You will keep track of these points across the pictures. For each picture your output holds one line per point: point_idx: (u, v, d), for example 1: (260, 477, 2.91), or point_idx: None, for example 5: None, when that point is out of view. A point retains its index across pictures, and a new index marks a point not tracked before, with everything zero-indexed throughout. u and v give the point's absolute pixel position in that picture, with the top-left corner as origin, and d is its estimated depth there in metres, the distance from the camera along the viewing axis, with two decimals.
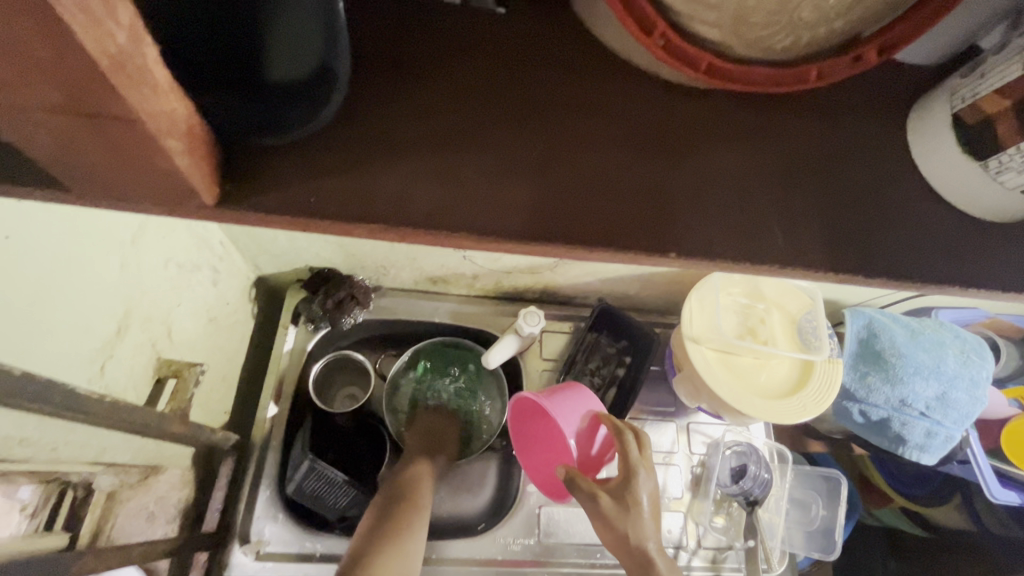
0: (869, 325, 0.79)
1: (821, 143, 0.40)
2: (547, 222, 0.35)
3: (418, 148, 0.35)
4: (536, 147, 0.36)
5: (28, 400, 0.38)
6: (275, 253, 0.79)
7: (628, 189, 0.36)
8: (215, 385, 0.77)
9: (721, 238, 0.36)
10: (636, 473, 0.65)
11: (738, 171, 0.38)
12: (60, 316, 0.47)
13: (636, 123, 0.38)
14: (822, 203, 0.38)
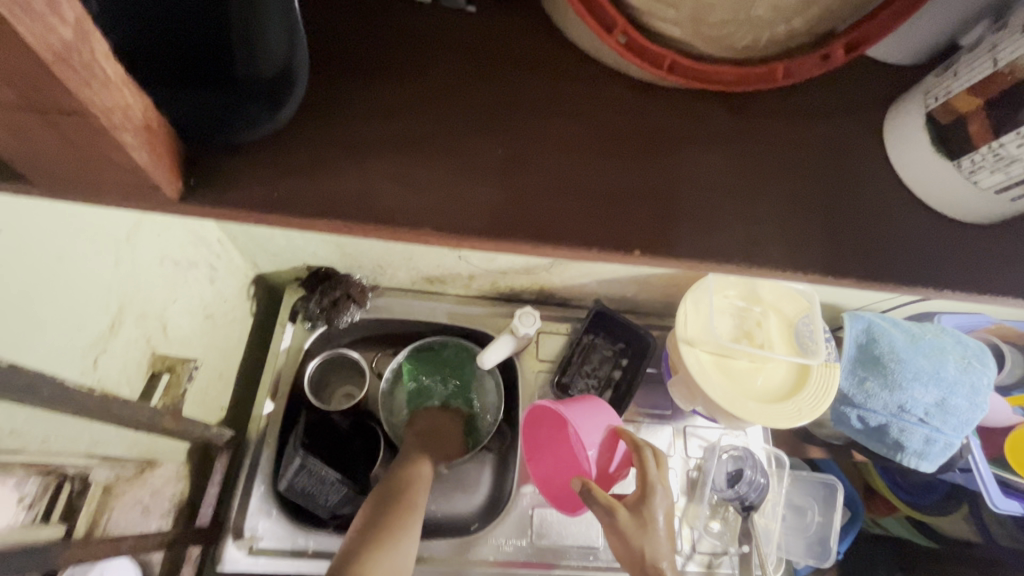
0: (869, 330, 0.78)
1: (761, 144, 0.44)
2: (491, 216, 0.39)
3: (373, 150, 0.40)
4: (480, 149, 0.41)
5: (19, 392, 0.39)
6: (272, 252, 0.80)
7: (564, 187, 0.40)
8: (211, 381, 0.77)
9: (651, 232, 0.40)
10: (654, 492, 0.66)
11: (669, 172, 0.42)
12: (51, 311, 0.48)
13: (573, 128, 0.43)
14: (753, 199, 0.42)
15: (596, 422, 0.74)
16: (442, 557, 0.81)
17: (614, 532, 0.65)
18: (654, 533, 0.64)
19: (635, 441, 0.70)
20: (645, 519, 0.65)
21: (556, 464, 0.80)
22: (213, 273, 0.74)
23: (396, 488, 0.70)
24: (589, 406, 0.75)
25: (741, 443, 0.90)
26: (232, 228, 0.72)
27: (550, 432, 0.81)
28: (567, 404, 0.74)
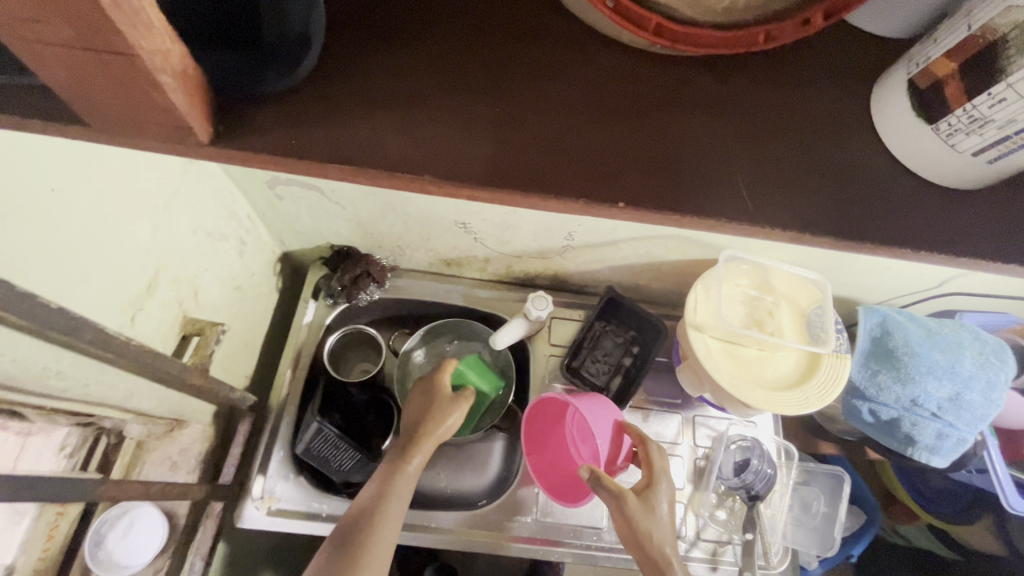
0: (883, 323, 0.78)
1: (744, 105, 0.46)
2: (493, 171, 0.42)
3: (385, 106, 0.43)
4: (488, 109, 0.44)
5: (68, 334, 0.44)
6: (298, 230, 0.84)
7: (566, 148, 0.43)
8: (238, 349, 0.82)
9: (645, 192, 0.42)
10: (660, 480, 0.69)
11: (669, 137, 0.44)
12: (95, 268, 0.52)
13: (580, 92, 0.45)
14: (733, 153, 0.44)
15: (604, 416, 0.76)
16: (448, 529, 0.84)
17: (622, 517, 0.66)
18: (659, 518, 0.66)
19: (642, 434, 0.73)
20: (651, 503, 0.66)
21: (557, 458, 0.81)
22: (242, 247, 0.78)
23: (375, 497, 0.67)
24: (597, 400, 0.78)
25: (750, 433, 0.90)
26: (261, 204, 0.76)
27: (552, 427, 0.82)
28: (578, 395, 0.77)
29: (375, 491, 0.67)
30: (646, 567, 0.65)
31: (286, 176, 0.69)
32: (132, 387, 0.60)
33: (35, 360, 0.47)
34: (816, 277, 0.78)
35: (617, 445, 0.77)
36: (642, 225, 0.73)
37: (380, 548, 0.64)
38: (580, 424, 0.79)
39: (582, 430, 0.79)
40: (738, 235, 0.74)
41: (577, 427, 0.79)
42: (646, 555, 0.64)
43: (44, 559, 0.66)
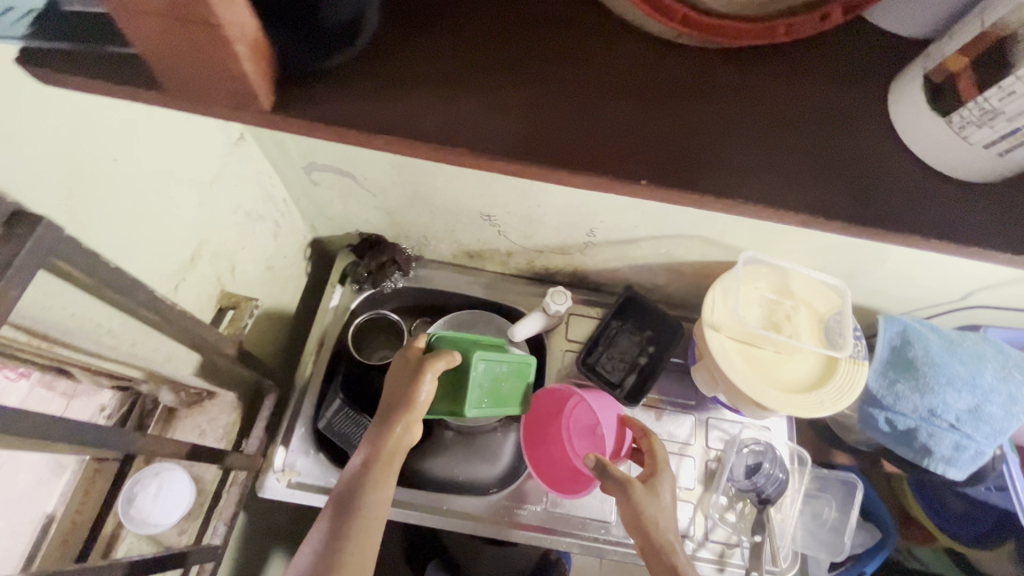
0: (904, 332, 0.77)
1: (810, 94, 0.40)
2: (537, 145, 0.37)
3: (429, 79, 0.38)
4: (543, 84, 0.38)
5: (123, 292, 0.48)
6: (330, 216, 0.88)
7: (631, 132, 0.37)
8: (267, 327, 0.86)
9: (722, 176, 0.37)
10: (663, 470, 0.71)
11: (741, 119, 0.39)
12: (146, 236, 0.56)
13: (651, 72, 0.39)
14: (801, 146, 0.38)
15: (608, 409, 0.83)
16: (461, 512, 0.87)
17: (627, 504, 0.67)
18: (663, 505, 0.68)
19: (644, 426, 0.77)
20: (656, 490, 0.68)
21: (557, 456, 0.84)
22: (276, 230, 0.82)
23: (343, 518, 0.61)
24: (596, 398, 0.83)
25: (764, 438, 0.90)
26: (296, 189, 0.80)
27: (551, 428, 0.86)
28: (580, 392, 0.82)
29: (343, 509, 0.61)
30: (649, 553, 0.65)
31: (322, 162, 0.72)
32: (171, 352, 0.64)
33: (91, 316, 0.51)
34: (835, 283, 0.78)
35: (618, 439, 0.81)
36: (663, 224, 0.75)
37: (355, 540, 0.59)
38: (580, 421, 0.83)
39: (583, 427, 0.83)
40: (758, 237, 0.75)
41: (578, 424, 0.83)
42: (650, 538, 0.65)
43: (83, 511, 0.71)
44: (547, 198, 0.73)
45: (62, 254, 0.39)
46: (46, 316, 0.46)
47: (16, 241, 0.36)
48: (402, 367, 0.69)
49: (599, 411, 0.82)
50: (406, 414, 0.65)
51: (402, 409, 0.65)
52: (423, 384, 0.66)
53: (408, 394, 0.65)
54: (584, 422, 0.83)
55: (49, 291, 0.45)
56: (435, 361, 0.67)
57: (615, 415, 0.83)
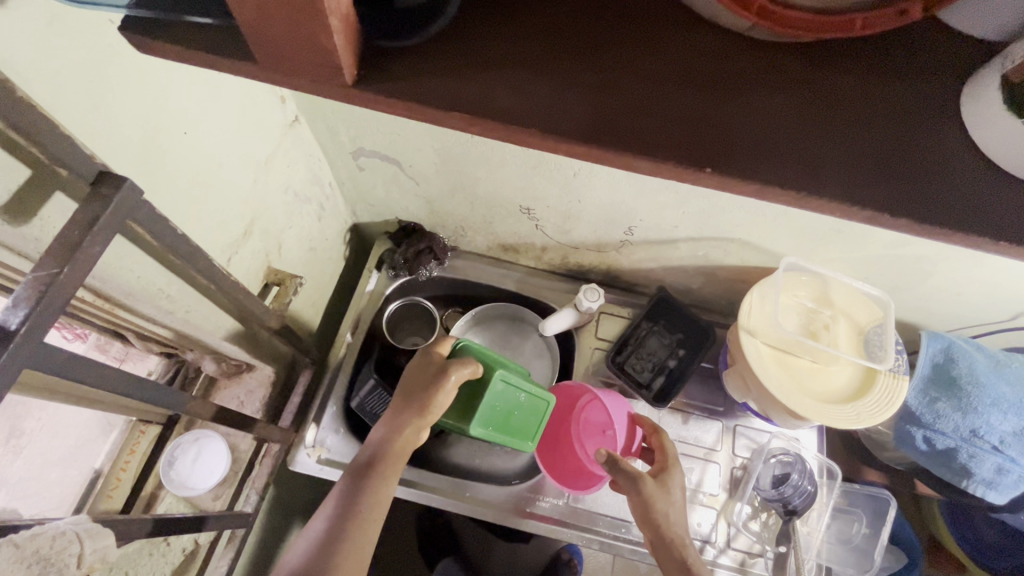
0: (947, 349, 0.75)
1: (904, 94, 0.33)
2: (625, 132, 0.30)
3: (505, 53, 0.32)
4: (636, 62, 0.32)
5: (185, 257, 0.50)
6: (371, 202, 0.90)
7: (737, 124, 0.31)
8: (306, 306, 0.89)
9: (843, 177, 0.30)
10: (674, 468, 0.71)
11: (870, 112, 0.32)
12: (207, 208, 0.58)
13: (769, 56, 0.33)
14: (903, 157, 0.31)
15: (618, 406, 0.82)
16: (484, 501, 0.87)
17: (638, 500, 0.67)
18: (673, 501, 0.68)
19: (655, 424, 0.77)
20: (666, 486, 0.68)
21: (567, 453, 0.83)
22: (321, 212, 0.84)
23: (341, 519, 0.59)
24: (606, 397, 0.82)
25: (794, 449, 0.88)
26: (342, 173, 0.82)
27: (561, 425, 0.85)
28: (591, 391, 0.82)
29: (343, 505, 0.60)
30: (659, 549, 0.65)
31: (370, 148, 0.74)
32: (219, 322, 0.66)
33: (152, 280, 0.53)
34: (877, 294, 0.77)
35: (629, 436, 0.80)
36: (704, 225, 0.74)
37: (351, 540, 0.58)
38: (590, 419, 0.82)
39: (593, 425, 0.82)
40: (802, 243, 0.74)
41: (588, 423, 0.82)
42: (660, 534, 0.65)
43: (126, 470, 0.75)
44: (588, 193, 0.73)
45: (137, 217, 0.42)
46: (115, 276, 0.49)
47: (103, 200, 0.38)
48: (418, 366, 0.68)
49: (610, 410, 0.82)
50: (418, 418, 0.64)
51: (415, 413, 0.64)
52: (444, 391, 0.64)
53: (425, 397, 0.64)
54: (594, 421, 0.82)
55: (119, 251, 0.48)
56: (459, 366, 0.65)
57: (625, 413, 0.82)
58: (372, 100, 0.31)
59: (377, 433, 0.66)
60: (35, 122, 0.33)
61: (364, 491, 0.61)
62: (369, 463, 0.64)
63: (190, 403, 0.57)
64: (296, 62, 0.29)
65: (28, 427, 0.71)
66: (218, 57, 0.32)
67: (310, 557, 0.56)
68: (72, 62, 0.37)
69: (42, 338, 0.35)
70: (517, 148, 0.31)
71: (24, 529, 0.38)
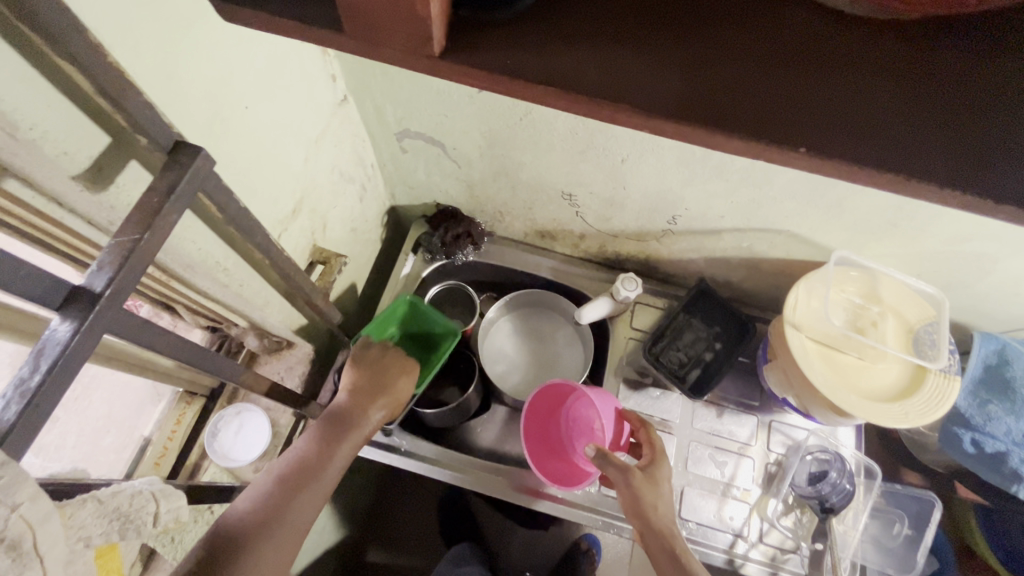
0: (1001, 352, 0.73)
1: (1012, 73, 0.31)
2: (714, 109, 0.30)
3: (592, 28, 0.32)
4: (724, 40, 0.31)
5: (245, 231, 0.50)
6: (412, 184, 0.90)
7: (831, 103, 0.30)
8: (345, 286, 0.90)
9: (946, 163, 0.29)
10: (662, 460, 0.71)
11: (978, 95, 0.30)
12: (262, 184, 0.59)
13: (867, 35, 0.32)
14: (1010, 143, 0.30)
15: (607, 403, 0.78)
16: (510, 481, 0.84)
17: (626, 491, 0.67)
18: (662, 493, 0.68)
19: (643, 417, 0.75)
20: (656, 478, 0.68)
21: (560, 451, 0.81)
22: (362, 193, 0.85)
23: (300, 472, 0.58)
24: (593, 393, 0.77)
25: (831, 446, 0.85)
26: (385, 154, 0.82)
27: (551, 423, 0.83)
28: (581, 390, 0.77)
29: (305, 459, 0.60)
30: (647, 538, 0.66)
31: (416, 129, 0.74)
32: (267, 299, 0.67)
33: (211, 253, 0.54)
34: (929, 292, 0.74)
35: (617, 432, 0.77)
36: (752, 215, 0.73)
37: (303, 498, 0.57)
38: (579, 416, 0.79)
39: (583, 422, 0.79)
40: (854, 237, 0.72)
41: (577, 419, 0.79)
42: (649, 524, 0.65)
43: (173, 438, 0.77)
44: (635, 180, 0.72)
45: (209, 188, 0.43)
46: (181, 248, 0.50)
47: (180, 169, 0.39)
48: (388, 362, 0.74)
49: (597, 407, 0.77)
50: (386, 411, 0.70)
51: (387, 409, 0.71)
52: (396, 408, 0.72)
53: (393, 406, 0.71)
54: (583, 418, 0.79)
55: (186, 223, 0.49)
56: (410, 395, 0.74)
57: (614, 408, 0.77)
58: (455, 75, 0.31)
59: (350, 392, 0.69)
60: (120, 87, 0.33)
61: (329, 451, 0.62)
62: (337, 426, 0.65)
63: (242, 375, 0.58)
64: (383, 30, 0.29)
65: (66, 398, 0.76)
66: (302, 25, 0.31)
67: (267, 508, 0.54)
68: (151, 29, 0.38)
69: (123, 303, 0.36)
70: (602, 125, 0.31)
71: (103, 487, 0.39)
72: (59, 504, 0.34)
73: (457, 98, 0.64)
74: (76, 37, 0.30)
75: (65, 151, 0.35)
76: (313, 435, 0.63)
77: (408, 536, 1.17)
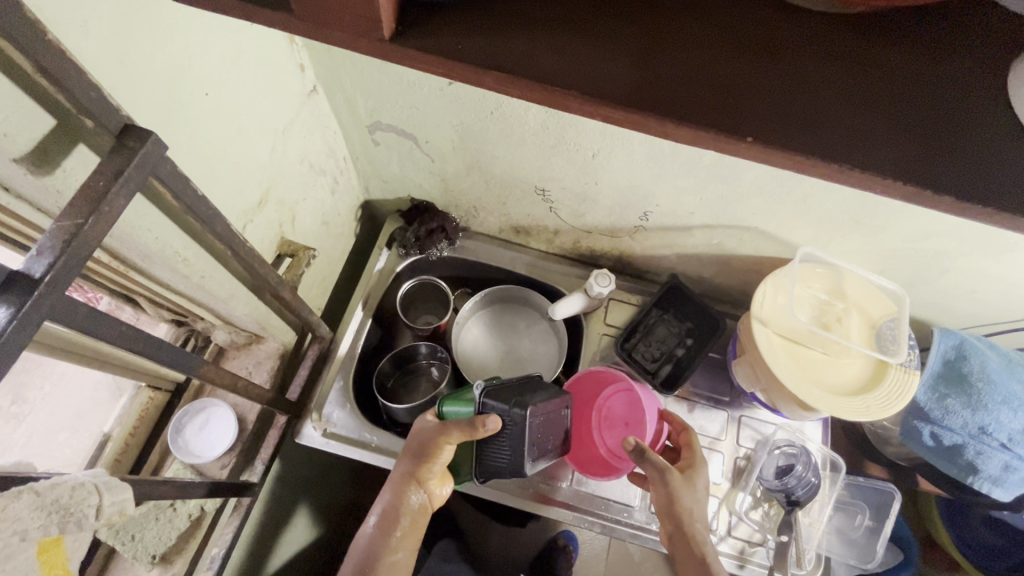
0: (960, 346, 0.75)
1: (953, 72, 0.32)
2: (657, 97, 0.30)
3: (542, 19, 0.32)
4: (671, 32, 0.32)
5: (203, 220, 0.49)
6: (385, 178, 0.89)
7: (774, 94, 0.30)
8: (316, 280, 0.89)
9: (876, 153, 0.29)
10: (700, 465, 0.71)
11: (912, 91, 0.31)
12: (225, 174, 0.58)
13: (811, 31, 0.32)
14: (940, 138, 0.30)
15: (651, 404, 0.78)
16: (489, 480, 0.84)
17: (664, 492, 0.67)
18: (698, 497, 0.68)
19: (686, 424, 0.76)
20: (692, 481, 0.68)
21: (584, 440, 0.79)
22: (334, 186, 0.84)
23: (382, 526, 0.67)
24: (639, 392, 0.78)
25: (798, 440, 0.87)
26: (357, 147, 0.82)
27: (579, 414, 0.80)
28: (628, 382, 0.78)
29: (389, 509, 0.67)
30: (678, 541, 0.66)
31: (388, 122, 0.73)
32: (232, 291, 0.66)
33: (170, 243, 0.53)
34: (890, 290, 0.76)
35: (656, 432, 0.77)
36: (721, 212, 0.74)
37: (400, 540, 0.66)
38: (612, 410, 0.78)
39: (618, 417, 0.78)
40: (820, 235, 0.73)
41: (615, 413, 0.78)
42: (681, 527, 0.66)
43: (135, 435, 0.75)
44: (606, 175, 0.72)
45: (161, 173, 0.42)
46: (135, 235, 0.48)
47: (128, 153, 0.38)
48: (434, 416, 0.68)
49: (642, 405, 0.77)
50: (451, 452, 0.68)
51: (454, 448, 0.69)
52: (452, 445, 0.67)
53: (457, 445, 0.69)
54: (616, 412, 0.78)
55: (140, 210, 0.48)
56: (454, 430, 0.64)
57: (655, 408, 0.78)
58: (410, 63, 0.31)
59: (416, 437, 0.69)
60: (65, 70, 0.33)
61: (405, 500, 0.67)
62: (409, 475, 0.68)
63: (201, 368, 0.56)
64: (330, 13, 0.29)
65: (31, 396, 0.78)
66: (249, 6, 0.31)
67: (362, 559, 0.65)
68: (100, 8, 0.37)
69: (65, 289, 0.35)
70: (551, 111, 0.31)
71: (44, 478, 0.38)
72: None
73: (427, 90, 0.64)
74: (14, 13, 0.29)
75: (5, 132, 0.34)
76: (395, 477, 0.69)
77: None
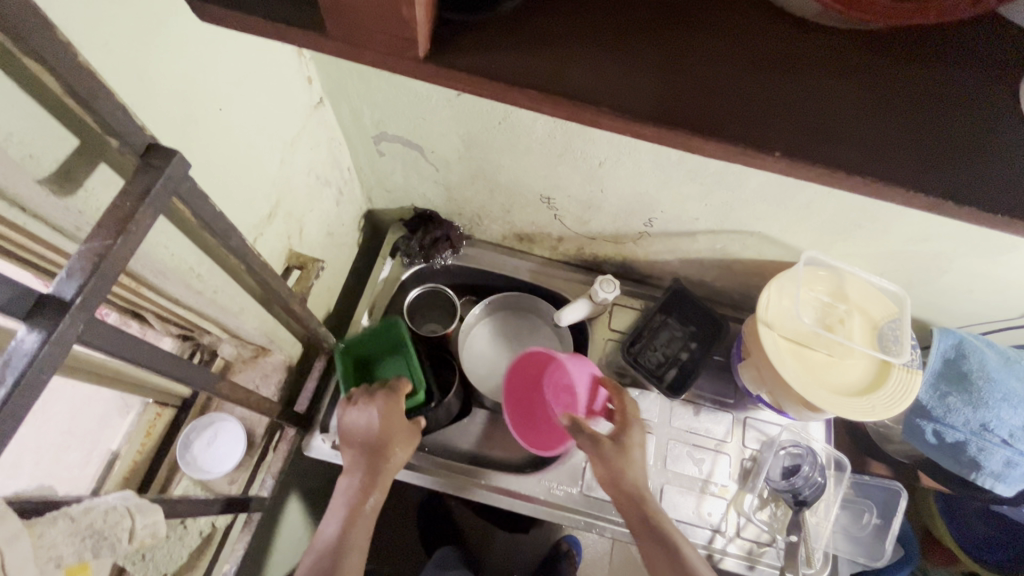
0: (959, 345, 0.76)
1: (964, 84, 0.33)
2: (684, 112, 0.31)
3: (568, 38, 0.33)
4: (693, 49, 0.33)
5: (219, 235, 0.49)
6: (389, 188, 0.89)
7: (800, 109, 0.31)
8: (322, 291, 0.88)
9: (900, 166, 0.30)
10: (633, 427, 0.73)
11: (927, 104, 0.32)
12: (236, 189, 0.58)
13: (831, 47, 0.33)
14: (955, 149, 0.31)
15: (583, 369, 0.78)
16: (497, 488, 0.84)
17: (601, 462, 0.70)
18: (635, 461, 0.70)
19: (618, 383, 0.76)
20: (626, 447, 0.71)
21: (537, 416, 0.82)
22: (339, 197, 0.84)
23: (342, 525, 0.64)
24: (570, 359, 0.78)
25: (803, 440, 0.88)
26: (362, 158, 0.82)
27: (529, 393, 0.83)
28: (557, 354, 0.78)
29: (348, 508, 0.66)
30: (623, 506, 0.69)
31: (393, 133, 0.73)
32: (242, 305, 0.65)
33: (185, 259, 0.53)
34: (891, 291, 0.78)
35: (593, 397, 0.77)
36: (725, 218, 0.75)
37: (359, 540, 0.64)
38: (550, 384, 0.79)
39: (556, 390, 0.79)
40: (823, 238, 0.74)
41: (553, 386, 0.79)
42: (623, 493, 0.68)
43: (142, 451, 0.75)
44: (611, 183, 0.73)
45: (183, 192, 0.42)
46: (152, 253, 0.48)
47: (154, 172, 0.38)
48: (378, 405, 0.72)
49: (574, 373, 0.78)
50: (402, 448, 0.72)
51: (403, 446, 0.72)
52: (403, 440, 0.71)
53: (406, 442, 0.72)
54: (557, 387, 0.79)
55: (157, 227, 0.47)
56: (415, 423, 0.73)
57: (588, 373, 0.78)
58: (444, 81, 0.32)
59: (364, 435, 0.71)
60: (94, 92, 0.33)
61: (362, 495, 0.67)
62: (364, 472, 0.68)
63: (215, 383, 0.56)
64: (368, 33, 0.29)
65: None
66: (283, 27, 0.31)
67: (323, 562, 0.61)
68: (121, 29, 0.37)
69: (95, 311, 0.35)
70: (579, 126, 0.32)
71: (75, 502, 0.38)
72: (30, 522, 0.33)
73: (435, 101, 0.64)
74: (46, 38, 0.29)
75: (32, 154, 0.34)
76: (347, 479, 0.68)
77: (389, 547, 1.13)
